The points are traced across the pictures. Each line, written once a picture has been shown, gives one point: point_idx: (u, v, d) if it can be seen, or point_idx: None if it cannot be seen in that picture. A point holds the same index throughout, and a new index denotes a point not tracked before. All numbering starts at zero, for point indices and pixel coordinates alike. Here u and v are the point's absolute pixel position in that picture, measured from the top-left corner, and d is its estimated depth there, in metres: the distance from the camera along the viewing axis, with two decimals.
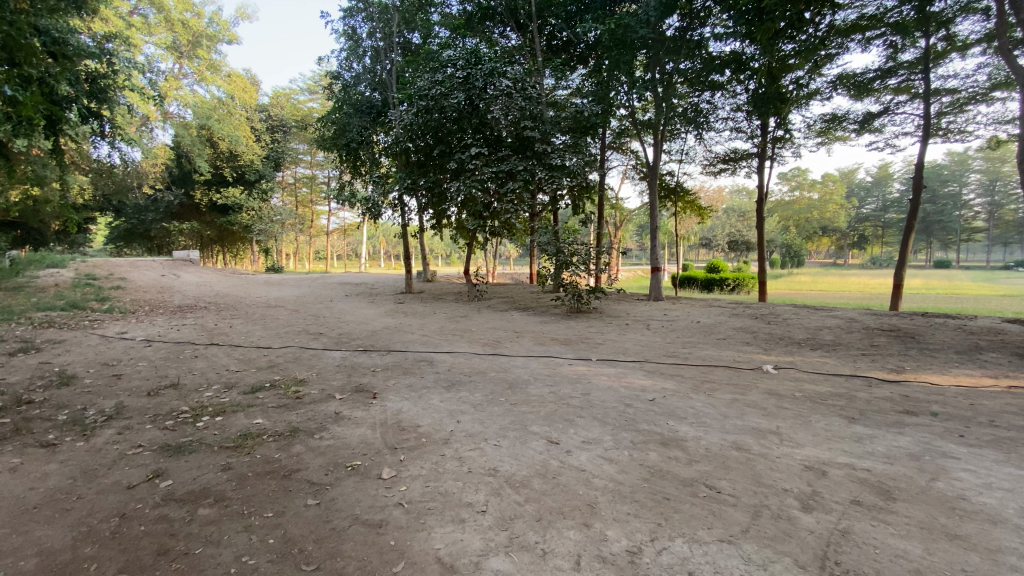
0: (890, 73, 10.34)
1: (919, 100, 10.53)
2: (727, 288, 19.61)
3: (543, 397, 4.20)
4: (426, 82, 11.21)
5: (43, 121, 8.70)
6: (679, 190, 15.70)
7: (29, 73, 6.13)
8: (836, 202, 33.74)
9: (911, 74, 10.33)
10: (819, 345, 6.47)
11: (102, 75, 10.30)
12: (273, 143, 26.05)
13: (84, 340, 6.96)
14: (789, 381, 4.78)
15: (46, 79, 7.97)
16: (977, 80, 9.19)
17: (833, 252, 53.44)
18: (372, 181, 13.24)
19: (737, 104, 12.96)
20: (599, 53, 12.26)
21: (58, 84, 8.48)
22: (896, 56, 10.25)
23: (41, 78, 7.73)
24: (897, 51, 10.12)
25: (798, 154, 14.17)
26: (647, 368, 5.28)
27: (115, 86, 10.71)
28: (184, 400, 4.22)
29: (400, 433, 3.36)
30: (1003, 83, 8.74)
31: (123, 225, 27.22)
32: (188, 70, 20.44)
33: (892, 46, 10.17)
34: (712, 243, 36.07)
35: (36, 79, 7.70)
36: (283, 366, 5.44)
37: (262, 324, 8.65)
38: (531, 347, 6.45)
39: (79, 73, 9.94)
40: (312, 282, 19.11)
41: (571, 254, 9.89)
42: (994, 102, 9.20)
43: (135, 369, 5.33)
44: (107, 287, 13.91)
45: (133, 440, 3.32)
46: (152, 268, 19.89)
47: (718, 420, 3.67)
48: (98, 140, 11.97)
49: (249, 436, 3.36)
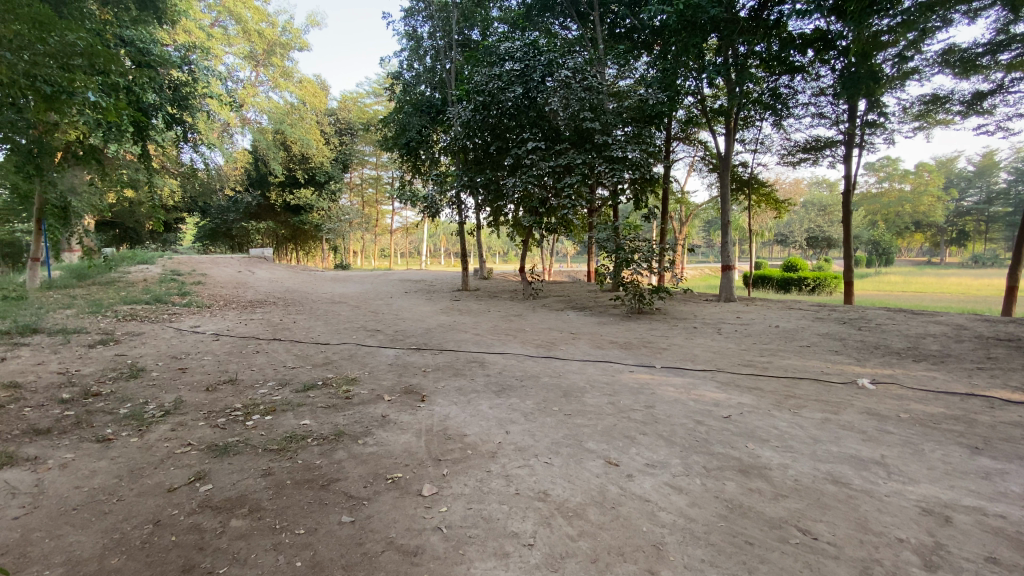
0: (1001, 49, 8.97)
1: None
2: (806, 288, 18.21)
3: (601, 408, 3.84)
4: (484, 77, 11.05)
5: (131, 127, 9.35)
6: (753, 182, 14.65)
7: (115, 80, 6.48)
8: (932, 194, 30.12)
9: None
10: (923, 356, 5.64)
11: (184, 83, 10.83)
12: (340, 146, 27.06)
13: (160, 334, 7.36)
14: (891, 399, 4.12)
15: (132, 87, 8.52)
16: None
17: (927, 249, 48.35)
18: (431, 180, 13.25)
19: (821, 87, 11.89)
20: (665, 39, 11.59)
21: (144, 93, 9.07)
22: (1008, 29, 8.91)
23: (128, 87, 8.25)
24: (1010, 24, 8.78)
25: (892, 140, 12.79)
26: (719, 378, 4.77)
27: (197, 94, 11.33)
28: (239, 396, 4.26)
29: (446, 443, 3.14)
30: None
31: (208, 224, 29.42)
32: (264, 78, 21.54)
33: (1004, 17, 8.88)
34: (788, 239, 33.63)
35: (124, 88, 8.24)
36: (337, 363, 5.42)
37: (323, 320, 8.83)
38: (589, 351, 6.08)
39: (164, 83, 10.52)
40: (374, 279, 19.60)
41: (633, 250, 9.38)
42: None
43: (200, 363, 5.53)
44: (189, 282, 14.94)
45: (184, 439, 3.35)
46: (230, 265, 21.25)
47: (808, 445, 3.16)
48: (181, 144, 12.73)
49: (293, 438, 3.26)
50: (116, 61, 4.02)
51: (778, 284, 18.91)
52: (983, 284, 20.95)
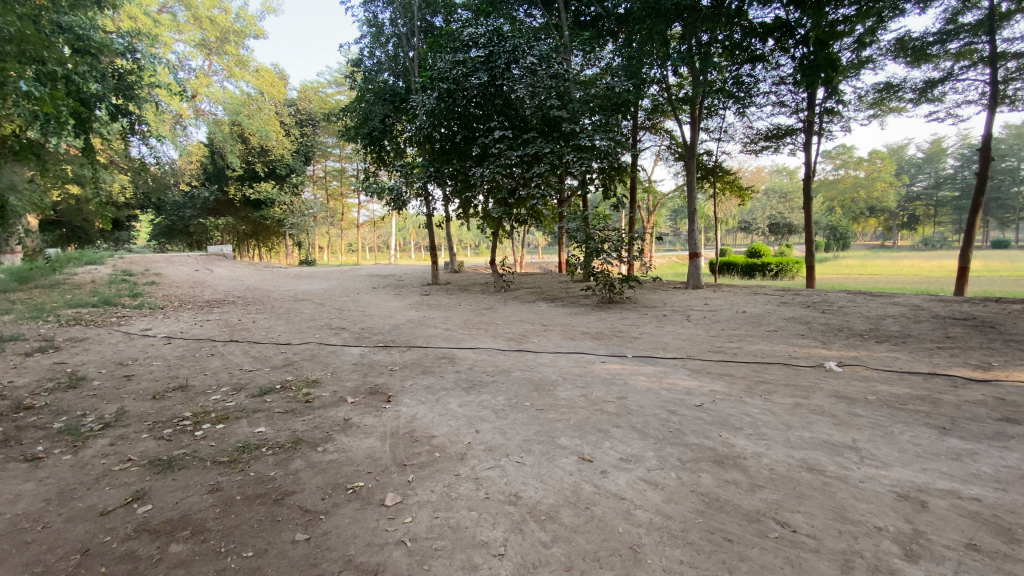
0: (950, 37, 9.29)
1: (984, 65, 9.38)
2: (769, 274, 18.69)
3: (573, 401, 3.74)
4: (448, 63, 10.73)
5: (72, 120, 8.71)
6: (717, 171, 14.82)
7: (50, 67, 5.96)
8: (885, 179, 31.36)
9: (974, 37, 9.20)
10: (884, 337, 5.77)
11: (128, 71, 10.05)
12: (301, 137, 26.18)
13: (107, 338, 6.90)
14: (858, 382, 4.16)
15: (72, 76, 7.92)
16: None
17: (881, 233, 50.52)
18: (396, 171, 12.86)
19: (781, 75, 12.11)
20: (630, 27, 11.54)
21: (85, 82, 8.44)
22: (956, 18, 9.22)
23: (67, 76, 7.64)
24: (958, 13, 9.09)
25: (848, 128, 13.16)
26: (690, 366, 4.74)
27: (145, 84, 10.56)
28: (189, 404, 3.96)
29: (412, 446, 2.97)
30: None
31: (163, 221, 28.07)
32: (217, 67, 20.39)
33: (953, 6, 9.16)
34: (751, 226, 34.48)
35: (62, 76, 7.62)
36: (297, 365, 5.16)
37: (284, 320, 8.45)
38: (561, 342, 5.97)
39: (107, 70, 9.77)
40: (340, 275, 19.06)
41: (602, 240, 9.35)
42: None
43: (148, 369, 5.16)
44: (142, 282, 14.19)
45: (123, 454, 3.08)
46: (187, 263, 20.30)
47: (781, 432, 3.13)
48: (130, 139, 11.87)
49: (246, 448, 3.03)
50: (51, 47, 3.67)
51: (743, 270, 19.32)
52: (933, 265, 22.00)
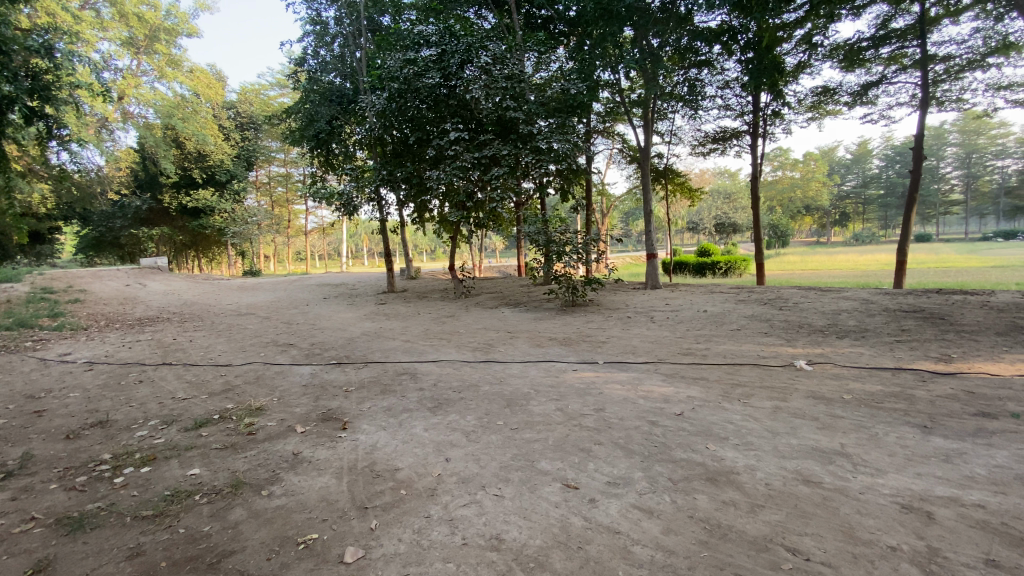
0: (882, 42, 9.75)
1: (913, 69, 9.91)
2: (720, 272, 19.22)
3: (549, 416, 3.47)
4: (398, 62, 10.32)
5: None
6: (669, 173, 15.08)
7: None
8: (819, 179, 33.27)
9: (905, 43, 9.73)
10: (844, 332, 5.86)
11: (46, 71, 8.48)
12: (242, 141, 24.89)
13: (17, 367, 6.05)
14: (830, 380, 4.12)
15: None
16: (971, 46, 8.85)
17: (816, 230, 53.66)
18: (346, 175, 12.26)
19: (727, 79, 12.44)
20: (582, 29, 11.52)
21: None
22: (887, 24, 9.69)
23: None
24: (890, 19, 9.55)
25: (790, 131, 13.69)
26: (663, 370, 4.58)
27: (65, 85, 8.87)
28: (109, 444, 3.41)
29: (373, 483, 2.62)
30: (1001, 48, 8.40)
31: (89, 233, 25.88)
32: (148, 67, 18.95)
33: (883, 14, 9.64)
34: (699, 226, 35.62)
35: None
36: (240, 390, 4.63)
37: (226, 337, 7.77)
38: (528, 351, 5.71)
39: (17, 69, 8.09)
40: (288, 286, 18.07)
41: (563, 243, 9.20)
42: (989, 69, 8.86)
43: (63, 402, 4.48)
44: (64, 300, 12.85)
45: (25, 511, 2.50)
46: (117, 278, 18.72)
47: (768, 440, 2.98)
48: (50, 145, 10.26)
49: (176, 497, 2.57)
50: None
51: (694, 269, 19.79)
52: (867, 259, 23.38)
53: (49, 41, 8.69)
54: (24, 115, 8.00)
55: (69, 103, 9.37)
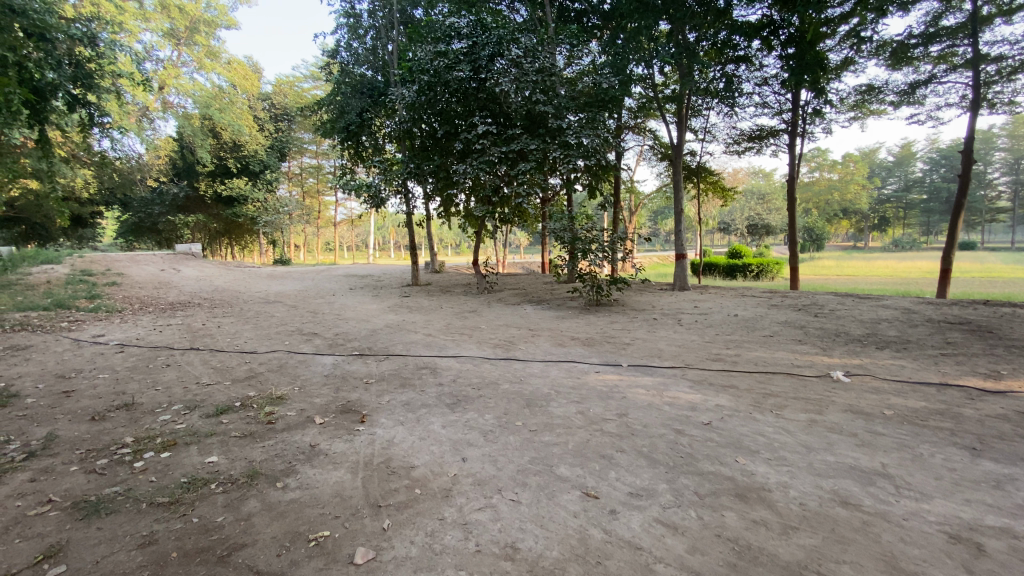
0: (932, 40, 9.22)
1: (965, 68, 9.37)
2: (750, 275, 18.71)
3: (570, 419, 3.37)
4: (428, 54, 10.26)
5: (25, 109, 7.94)
6: (702, 171, 14.71)
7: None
8: (859, 182, 32.02)
9: (956, 41, 9.20)
10: (885, 343, 5.56)
11: (88, 59, 8.69)
12: (276, 133, 25.36)
13: (53, 346, 6.24)
14: (869, 393, 3.90)
15: (24, 62, 7.31)
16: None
17: (853, 234, 51.89)
18: (374, 167, 12.31)
19: (765, 75, 12.02)
20: (617, 22, 11.25)
21: (40, 69, 7.62)
22: (937, 21, 9.18)
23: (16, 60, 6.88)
24: (940, 16, 9.04)
25: (830, 130, 13.17)
26: (691, 376, 4.41)
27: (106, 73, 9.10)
28: (132, 427, 3.47)
29: (388, 480, 2.57)
30: None
31: (129, 219, 26.85)
32: (187, 58, 19.47)
33: (934, 10, 9.13)
34: (730, 227, 34.73)
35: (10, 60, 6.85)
36: (262, 378, 4.67)
37: (252, 324, 7.89)
38: (550, 350, 5.60)
39: (62, 56, 8.33)
40: (315, 275, 18.35)
41: (589, 240, 9.03)
42: None
43: (92, 383, 4.59)
44: (102, 283, 13.31)
45: (44, 493, 2.55)
46: (153, 263, 19.36)
47: (802, 455, 2.81)
48: (92, 133, 10.61)
49: (192, 485, 2.57)
50: None
51: (724, 271, 19.31)
52: (907, 266, 22.47)
53: (92, 30, 8.91)
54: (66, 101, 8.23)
55: (110, 91, 9.60)
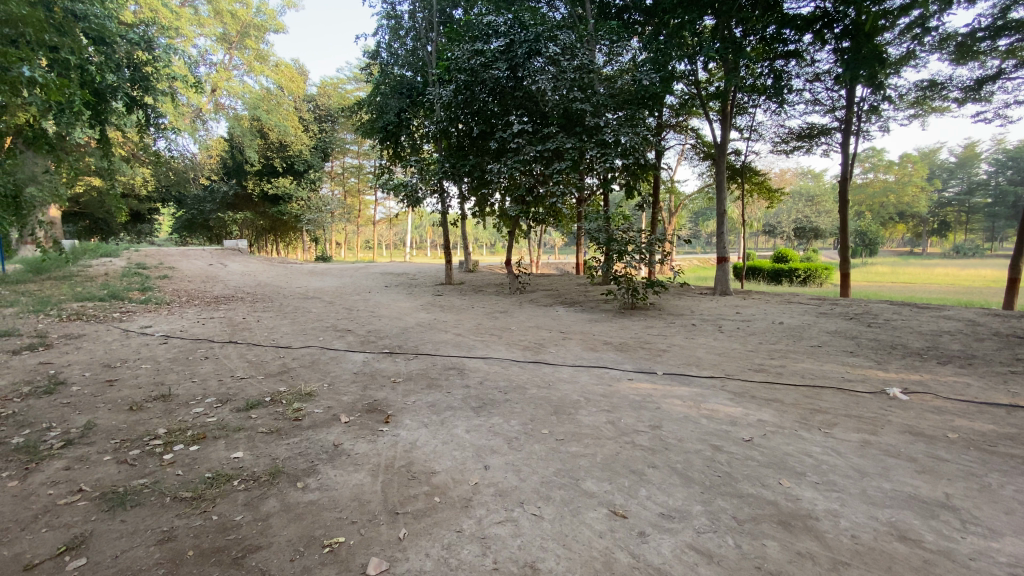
0: (999, 34, 8.51)
1: None
2: (797, 280, 17.92)
3: (599, 430, 3.21)
4: (466, 52, 10.25)
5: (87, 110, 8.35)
6: (746, 171, 14.16)
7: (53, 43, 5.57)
8: (917, 184, 30.18)
9: None
10: (947, 358, 5.13)
11: (145, 62, 9.12)
12: (320, 133, 26.08)
13: (104, 336, 6.54)
14: (930, 413, 3.57)
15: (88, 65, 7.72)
16: None
17: (909, 241, 49.03)
18: (411, 166, 12.42)
19: (817, 70, 11.46)
20: (659, 17, 10.94)
21: (102, 73, 8.00)
22: (1007, 12, 8.44)
23: (79, 65, 7.22)
24: (1008, 7, 8.31)
25: (887, 128, 12.43)
26: (730, 388, 4.17)
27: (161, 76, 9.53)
28: (166, 419, 3.54)
29: (408, 485, 2.50)
30: None
31: (184, 215, 28.28)
32: (238, 62, 20.28)
33: (1003, 1, 8.45)
34: (775, 230, 33.45)
35: (74, 64, 7.19)
36: (294, 373, 4.72)
37: (289, 319, 8.06)
38: (581, 354, 5.44)
39: (121, 60, 8.76)
40: (354, 272, 18.77)
41: (625, 242, 8.79)
42: None
43: (134, 373, 4.76)
44: (155, 276, 14.01)
45: (76, 482, 2.60)
46: (202, 257, 20.23)
47: (853, 480, 2.58)
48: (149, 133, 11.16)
49: (215, 481, 2.57)
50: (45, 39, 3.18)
51: (769, 276, 18.53)
52: (970, 274, 21.02)
53: (149, 35, 9.37)
54: (124, 102, 8.63)
55: (166, 93, 10.06)
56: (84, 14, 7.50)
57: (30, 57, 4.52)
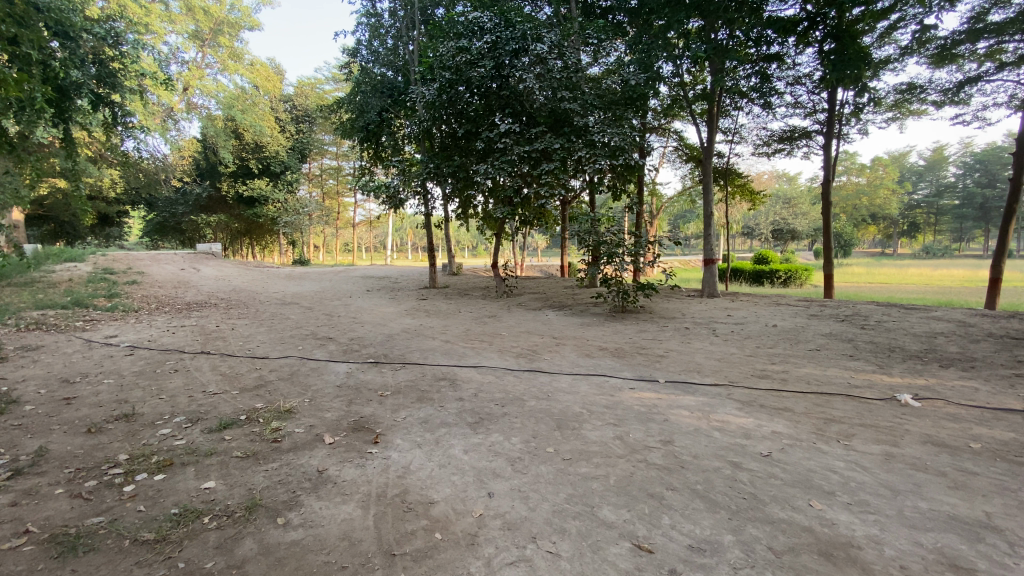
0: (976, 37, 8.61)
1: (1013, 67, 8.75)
2: (778, 281, 18.10)
3: (608, 446, 2.98)
4: (450, 50, 9.96)
5: (49, 108, 7.75)
6: (729, 173, 14.17)
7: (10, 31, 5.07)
8: (888, 187, 30.98)
9: (1004, 38, 8.57)
10: (948, 361, 5.05)
11: (112, 59, 8.51)
12: (297, 134, 25.45)
13: (64, 347, 6.07)
14: (946, 421, 3.43)
15: (49, 60, 7.18)
16: None
17: (880, 242, 50.25)
18: (393, 166, 12.05)
19: (800, 72, 11.52)
20: (645, 17, 10.84)
21: (64, 68, 7.43)
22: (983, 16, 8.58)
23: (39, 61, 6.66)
24: (985, 12, 8.46)
25: (866, 131, 12.57)
26: (738, 396, 3.99)
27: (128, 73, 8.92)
28: (129, 443, 3.18)
29: (404, 519, 2.22)
30: None
31: (155, 218, 27.35)
32: (212, 60, 19.56)
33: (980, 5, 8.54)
34: (754, 231, 33.87)
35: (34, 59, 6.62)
36: (272, 387, 4.37)
37: (267, 327, 7.66)
38: (577, 361, 5.21)
39: (85, 56, 8.15)
40: (333, 276, 18.21)
41: (615, 243, 8.60)
42: None
43: (96, 389, 4.36)
44: (123, 282, 13.34)
45: (22, 522, 2.26)
46: (174, 261, 19.48)
47: (887, 500, 2.40)
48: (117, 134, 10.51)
49: (184, 518, 2.26)
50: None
51: (751, 277, 18.67)
52: (944, 274, 21.43)
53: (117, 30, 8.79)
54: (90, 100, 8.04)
55: (134, 91, 9.48)
56: (46, 5, 6.96)
57: None
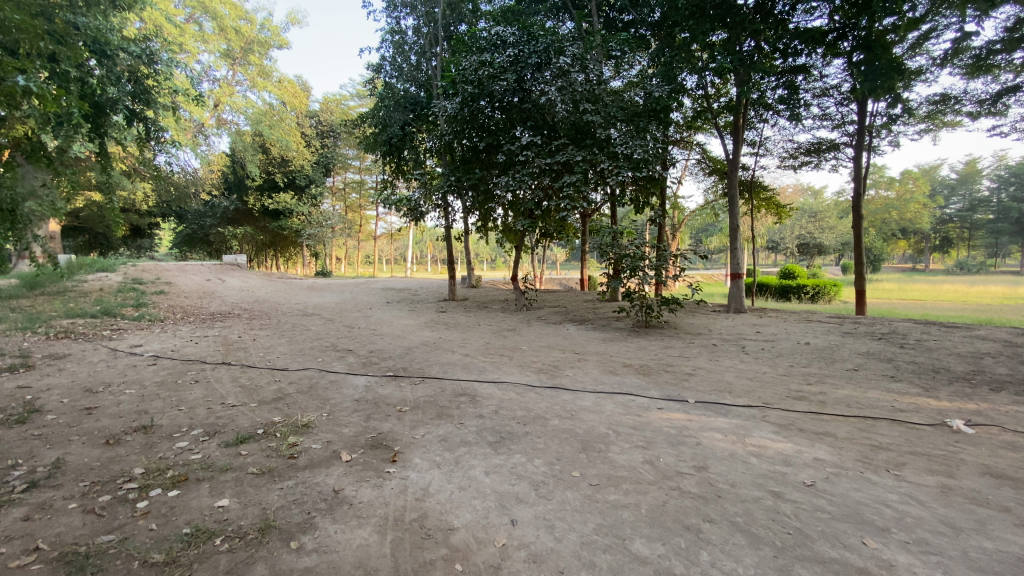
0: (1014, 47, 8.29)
1: None
2: (806, 296, 17.53)
3: (637, 472, 2.81)
4: (473, 64, 9.99)
5: (86, 123, 7.96)
6: (754, 186, 13.87)
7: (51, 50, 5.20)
8: (919, 201, 30.06)
9: None
10: (1000, 384, 4.72)
11: (146, 76, 8.76)
12: (321, 148, 25.97)
13: (89, 356, 6.13)
14: (1007, 451, 3.16)
15: (87, 78, 7.33)
16: None
17: (911, 257, 48.71)
18: (414, 180, 12.10)
19: (828, 84, 11.28)
20: (668, 30, 10.77)
21: (101, 84, 7.65)
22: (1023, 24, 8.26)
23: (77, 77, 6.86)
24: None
25: (897, 143, 12.21)
26: (774, 419, 3.78)
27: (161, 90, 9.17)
28: (145, 456, 3.14)
29: (422, 547, 2.10)
30: None
31: (184, 230, 28.05)
32: (241, 77, 20.11)
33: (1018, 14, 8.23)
34: (779, 245, 33.06)
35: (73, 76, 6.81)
36: (290, 400, 4.31)
37: (287, 338, 7.65)
38: (601, 378, 5.04)
39: (121, 73, 8.40)
40: (353, 288, 18.29)
41: (639, 256, 8.42)
42: None
43: (117, 399, 4.35)
44: (150, 292, 13.59)
45: (32, 538, 2.20)
46: (200, 272, 19.88)
47: (949, 539, 2.17)
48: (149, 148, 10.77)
49: (195, 539, 2.17)
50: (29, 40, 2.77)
51: (777, 292, 18.17)
52: (982, 291, 20.46)
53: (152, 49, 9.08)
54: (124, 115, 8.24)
55: (167, 108, 9.73)
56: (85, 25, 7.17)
57: (28, 68, 4.15)
